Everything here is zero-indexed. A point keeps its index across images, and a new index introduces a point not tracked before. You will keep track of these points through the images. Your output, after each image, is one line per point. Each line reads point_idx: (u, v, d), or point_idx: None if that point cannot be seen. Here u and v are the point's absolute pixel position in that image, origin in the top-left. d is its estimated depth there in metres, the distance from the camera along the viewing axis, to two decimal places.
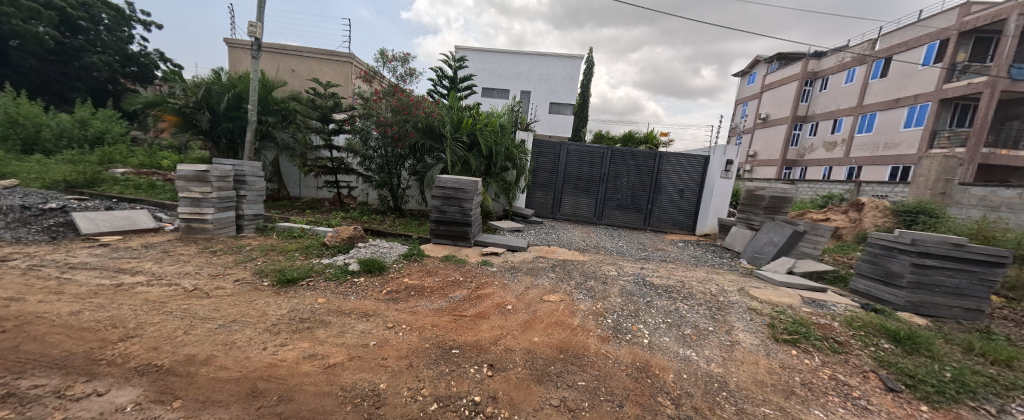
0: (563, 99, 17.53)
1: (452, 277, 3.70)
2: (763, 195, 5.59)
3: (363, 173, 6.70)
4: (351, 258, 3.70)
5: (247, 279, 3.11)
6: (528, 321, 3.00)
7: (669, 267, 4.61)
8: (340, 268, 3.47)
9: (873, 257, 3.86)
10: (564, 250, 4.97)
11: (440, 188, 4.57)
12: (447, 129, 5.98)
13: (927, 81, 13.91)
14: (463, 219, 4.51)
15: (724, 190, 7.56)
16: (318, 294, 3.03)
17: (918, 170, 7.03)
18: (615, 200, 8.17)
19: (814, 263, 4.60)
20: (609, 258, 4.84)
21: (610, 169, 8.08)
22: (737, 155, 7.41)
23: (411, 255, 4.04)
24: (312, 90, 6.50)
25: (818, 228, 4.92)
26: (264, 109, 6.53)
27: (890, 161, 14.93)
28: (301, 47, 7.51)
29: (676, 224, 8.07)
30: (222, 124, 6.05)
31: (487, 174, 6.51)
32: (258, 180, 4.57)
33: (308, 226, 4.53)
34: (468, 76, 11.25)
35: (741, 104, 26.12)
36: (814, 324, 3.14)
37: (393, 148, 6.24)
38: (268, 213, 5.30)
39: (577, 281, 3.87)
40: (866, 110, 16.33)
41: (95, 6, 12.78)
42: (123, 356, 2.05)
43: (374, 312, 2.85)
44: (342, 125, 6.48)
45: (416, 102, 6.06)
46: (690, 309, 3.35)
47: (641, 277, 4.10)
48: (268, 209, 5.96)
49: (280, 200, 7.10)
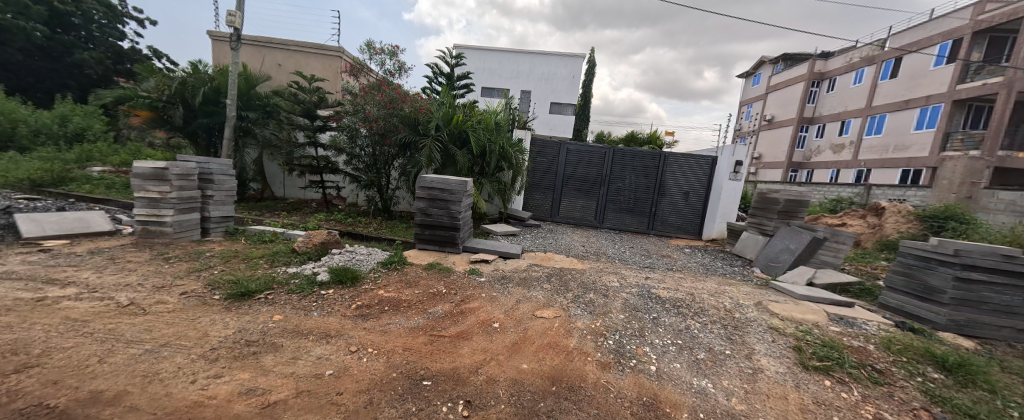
0: (564, 99, 17.15)
1: (434, 289, 3.29)
2: (778, 198, 5.16)
3: (349, 173, 6.32)
4: (322, 266, 3.29)
5: (196, 292, 2.73)
6: (517, 342, 2.59)
7: (676, 277, 4.19)
8: (307, 279, 3.07)
9: (906, 269, 3.45)
10: (561, 257, 4.58)
11: (425, 189, 4.17)
12: (436, 124, 5.64)
13: (940, 82, 13.44)
14: (451, 223, 4.11)
15: (732, 192, 7.13)
16: (275, 310, 2.63)
17: (942, 173, 6.58)
18: (617, 202, 7.77)
19: (836, 274, 4.18)
20: (611, 266, 4.42)
21: (612, 170, 7.68)
22: (747, 156, 6.99)
23: (391, 263, 3.64)
24: (296, 84, 6.14)
25: (839, 234, 4.49)
26: (246, 104, 6.13)
27: (900, 164, 14.45)
28: (288, 41, 7.13)
29: (681, 228, 7.66)
30: (199, 120, 5.69)
31: (482, 174, 6.13)
32: (228, 179, 4.20)
33: (281, 230, 4.15)
34: (466, 74, 10.85)
35: (746, 105, 25.66)
36: (847, 347, 2.71)
37: (381, 144, 5.90)
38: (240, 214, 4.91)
39: (575, 293, 3.46)
40: (876, 111, 15.87)
41: (87, 2, 12.48)
42: (10, 394, 1.66)
43: (337, 333, 2.45)
44: (327, 122, 6.13)
45: (404, 96, 5.75)
46: (704, 328, 2.93)
47: (646, 289, 3.68)
48: (246, 211, 5.60)
49: (263, 200, 6.73)
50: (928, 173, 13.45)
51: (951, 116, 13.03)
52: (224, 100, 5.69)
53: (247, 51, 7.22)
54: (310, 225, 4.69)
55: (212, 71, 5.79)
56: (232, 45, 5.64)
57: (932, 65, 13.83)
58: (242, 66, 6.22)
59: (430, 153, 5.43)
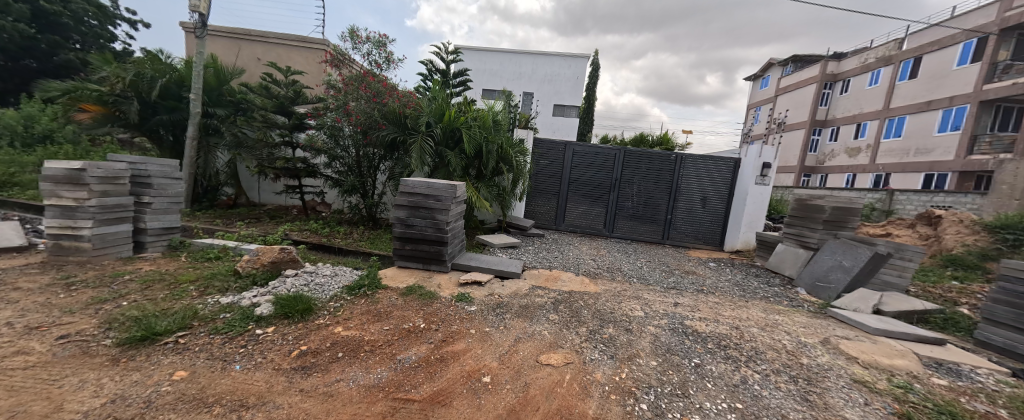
0: (567, 101, 16.53)
1: (409, 324, 2.55)
2: (824, 205, 4.41)
3: (330, 176, 5.63)
4: (266, 295, 2.56)
5: (82, 336, 2.01)
6: (515, 410, 1.83)
7: (710, 301, 3.43)
8: (242, 312, 2.34)
9: (1013, 298, 2.71)
10: (569, 276, 3.84)
11: (406, 195, 3.46)
12: (426, 120, 4.98)
13: (965, 82, 12.66)
14: (436, 236, 3.41)
15: (758, 198, 6.39)
16: (182, 362, 1.89)
17: (1001, 176, 5.81)
18: (628, 209, 7.04)
19: (908, 300, 3.42)
20: (630, 288, 3.66)
21: (623, 174, 6.96)
22: (776, 158, 6.25)
23: (359, 288, 2.91)
24: (269, 77, 5.49)
25: (904, 249, 3.74)
26: (214, 100, 5.49)
27: (923, 168, 13.58)
28: (269, 32, 6.52)
29: (700, 237, 6.92)
30: (157, 117, 5.03)
31: (478, 178, 5.42)
32: (173, 183, 3.51)
33: (234, 245, 3.47)
34: (464, 72, 10.21)
35: (755, 108, 24.96)
36: (975, 416, 1.93)
37: (364, 144, 5.28)
38: (192, 224, 4.22)
39: (590, 328, 2.72)
40: (894, 113, 15.10)
41: (76, 2, 11.97)
42: None
43: (256, 401, 1.69)
44: (304, 120, 5.48)
45: (390, 89, 5.13)
46: (767, 383, 2.15)
47: (677, 320, 2.92)
48: (207, 220, 4.90)
49: (237, 207, 6.04)
50: (954, 178, 12.62)
51: (978, 117, 12.22)
52: (189, 95, 5.06)
53: (223, 44, 6.62)
54: (272, 238, 4.00)
55: (176, 62, 5.16)
56: (197, 32, 5.02)
57: (956, 64, 13.06)
58: (212, 58, 5.59)
59: (418, 154, 4.78)
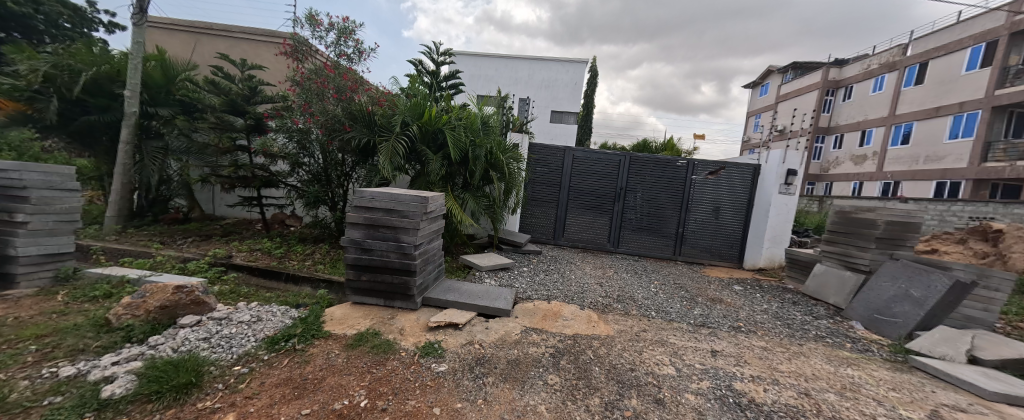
0: (565, 107, 15.97)
1: (344, 401, 1.72)
2: (875, 220, 3.73)
3: (292, 186, 4.85)
4: (133, 363, 1.73)
5: None
6: None
7: (756, 345, 2.67)
8: (80, 395, 1.52)
9: None
10: (574, 311, 3.07)
11: (363, 210, 2.68)
12: (401, 120, 4.23)
13: (976, 87, 11.99)
14: (402, 263, 2.62)
15: (783, 208, 5.68)
16: None
17: None
18: (635, 221, 6.29)
19: (1007, 343, 2.67)
20: (650, 327, 2.87)
21: (629, 183, 6.23)
22: (801, 164, 5.56)
23: (287, 340, 2.09)
24: (220, 72, 4.71)
25: (989, 276, 3.04)
26: (157, 98, 4.69)
27: (934, 176, 12.92)
28: (233, 26, 5.84)
29: (716, 253, 6.17)
30: (87, 117, 4.29)
31: (464, 187, 4.66)
32: (60, 198, 2.74)
33: (144, 275, 2.71)
34: (456, 74, 9.53)
35: (755, 115, 24.58)
36: None
37: (330, 148, 4.53)
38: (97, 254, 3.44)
39: (605, 398, 1.92)
40: (900, 119, 14.52)
41: (48, 3, 11.18)
42: None
43: None
44: (262, 121, 4.70)
45: (359, 86, 4.46)
46: None
47: (722, 380, 2.14)
48: (136, 241, 4.05)
49: (187, 222, 5.23)
50: (968, 186, 11.93)
51: (990, 124, 11.51)
52: (123, 91, 4.30)
53: (183, 39, 5.95)
54: (199, 265, 3.19)
55: (112, 54, 4.43)
56: (135, 19, 4.27)
57: (965, 69, 12.39)
58: (156, 51, 4.83)
59: (381, 160, 4.02)
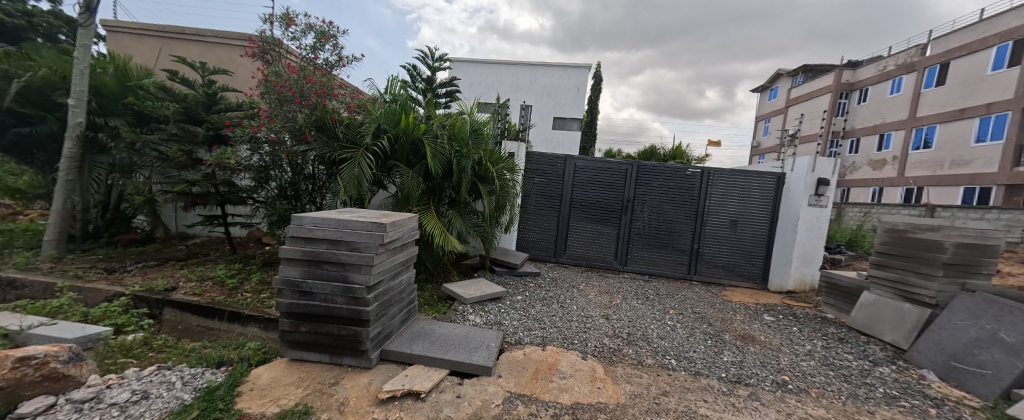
0: (568, 113, 15.45)
1: None
2: (944, 243, 3.08)
3: (258, 202, 4.33)
4: None
5: None
6: None
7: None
8: None
9: None
10: (573, 362, 2.46)
11: (304, 242, 2.10)
12: (374, 128, 3.70)
13: (1003, 87, 11.16)
14: (350, 311, 2.04)
15: (812, 222, 5.02)
16: None
17: None
18: (644, 237, 5.66)
19: None
20: (672, 389, 2.23)
21: (636, 194, 5.61)
22: (832, 173, 4.93)
23: None
24: (178, 77, 4.23)
25: None
26: (107, 107, 4.22)
27: (962, 181, 12.03)
28: (206, 30, 5.42)
29: (736, 272, 5.51)
30: (27, 128, 3.85)
31: (450, 203, 4.09)
32: None
33: (40, 322, 2.17)
34: (451, 80, 9.06)
35: (765, 120, 23.84)
36: None
37: (298, 161, 4.01)
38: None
39: None
40: (921, 122, 13.65)
41: None
42: None
43: None
44: (222, 131, 4.23)
45: (326, 90, 4.00)
46: None
47: None
48: (68, 270, 3.53)
49: (148, 243, 4.73)
50: (1000, 192, 11.00)
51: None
52: (66, 100, 3.83)
53: (154, 45, 5.56)
54: (112, 308, 2.63)
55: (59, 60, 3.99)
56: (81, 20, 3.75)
57: (990, 69, 11.58)
58: (111, 55, 4.39)
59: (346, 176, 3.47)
